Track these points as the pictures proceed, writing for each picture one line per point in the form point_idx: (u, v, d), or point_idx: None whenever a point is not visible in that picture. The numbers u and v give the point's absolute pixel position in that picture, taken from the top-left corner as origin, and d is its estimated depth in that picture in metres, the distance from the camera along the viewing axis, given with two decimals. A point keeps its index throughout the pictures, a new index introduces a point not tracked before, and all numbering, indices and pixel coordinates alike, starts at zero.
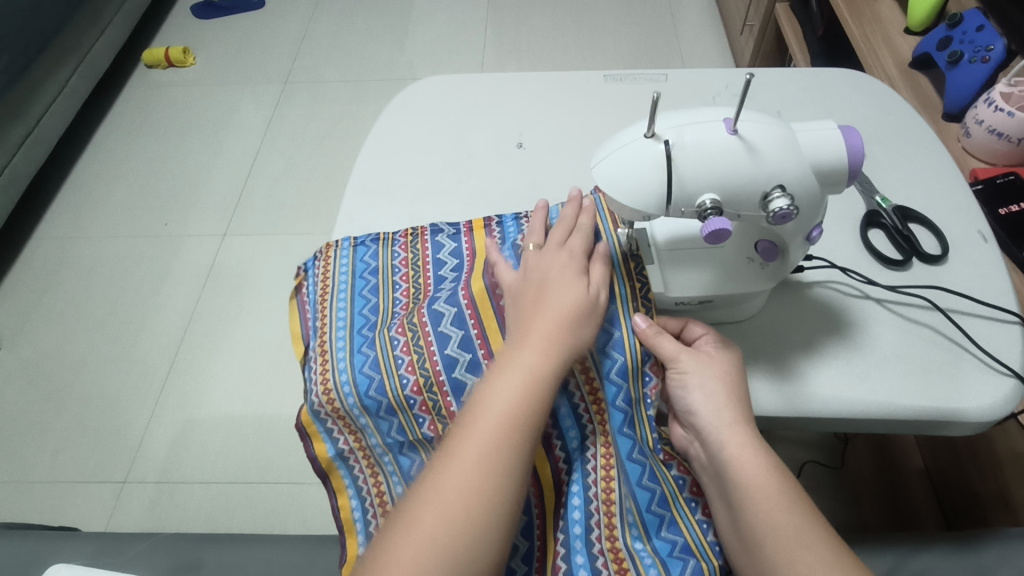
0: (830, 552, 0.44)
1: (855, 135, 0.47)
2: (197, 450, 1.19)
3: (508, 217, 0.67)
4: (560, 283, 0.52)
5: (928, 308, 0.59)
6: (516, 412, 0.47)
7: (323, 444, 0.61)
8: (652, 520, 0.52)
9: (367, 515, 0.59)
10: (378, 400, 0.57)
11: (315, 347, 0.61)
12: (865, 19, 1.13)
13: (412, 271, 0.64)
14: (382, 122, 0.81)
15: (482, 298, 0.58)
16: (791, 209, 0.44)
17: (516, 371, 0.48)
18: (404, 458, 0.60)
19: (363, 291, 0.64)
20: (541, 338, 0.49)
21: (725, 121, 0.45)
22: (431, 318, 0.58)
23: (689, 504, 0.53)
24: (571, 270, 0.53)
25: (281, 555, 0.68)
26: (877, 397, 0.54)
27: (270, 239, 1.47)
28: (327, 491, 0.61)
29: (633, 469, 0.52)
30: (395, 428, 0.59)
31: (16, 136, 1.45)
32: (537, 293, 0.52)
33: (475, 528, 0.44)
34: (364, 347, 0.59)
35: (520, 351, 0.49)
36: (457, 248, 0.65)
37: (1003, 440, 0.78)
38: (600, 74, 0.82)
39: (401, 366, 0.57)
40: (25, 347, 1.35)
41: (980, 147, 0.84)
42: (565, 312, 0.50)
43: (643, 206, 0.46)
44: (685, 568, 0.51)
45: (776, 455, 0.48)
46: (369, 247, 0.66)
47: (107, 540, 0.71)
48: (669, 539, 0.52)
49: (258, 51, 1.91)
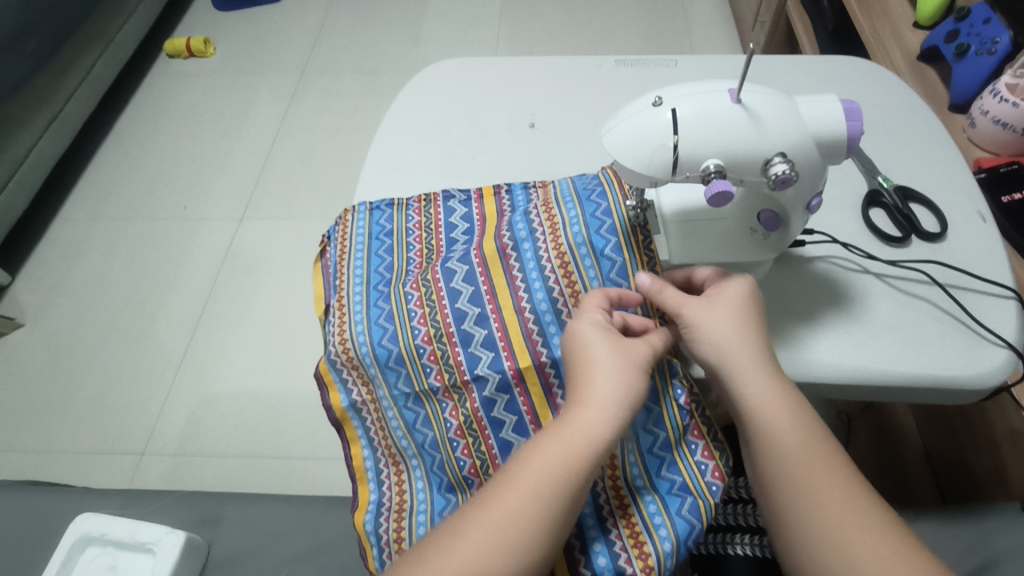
0: (839, 491, 0.46)
1: (854, 108, 0.49)
2: (213, 425, 1.22)
3: (516, 185, 0.70)
4: (615, 359, 0.51)
5: (926, 283, 0.61)
6: (551, 485, 0.48)
7: (338, 395, 0.64)
8: (653, 461, 0.55)
9: (379, 469, 0.63)
10: (390, 349, 0.59)
11: (335, 303, 0.65)
12: (875, 13, 1.15)
13: (425, 234, 0.67)
14: (398, 102, 0.83)
15: (493, 257, 0.60)
16: (790, 173, 0.47)
17: (558, 453, 0.48)
18: (409, 411, 0.61)
19: (378, 251, 0.67)
20: (593, 429, 0.49)
21: (729, 91, 0.48)
22: (444, 275, 0.61)
23: (690, 446, 0.55)
24: (630, 359, 0.51)
25: (296, 513, 0.71)
26: (876, 363, 0.56)
27: (286, 224, 1.50)
28: (341, 438, 0.65)
29: (639, 412, 0.56)
30: (403, 379, 0.60)
31: (41, 120, 1.48)
32: (587, 372, 0.51)
33: None
34: (380, 301, 0.62)
35: (576, 419, 0.49)
36: (468, 212, 0.68)
37: (1000, 418, 0.79)
38: (612, 58, 0.85)
39: (415, 318, 0.60)
40: (50, 322, 1.39)
41: (984, 137, 0.86)
42: (615, 404, 0.50)
43: (650, 170, 0.49)
44: (682, 504, 0.52)
45: (798, 398, 0.50)
46: (385, 211, 0.70)
47: (133, 494, 0.74)
48: (668, 478, 0.54)
49: (276, 43, 1.95)
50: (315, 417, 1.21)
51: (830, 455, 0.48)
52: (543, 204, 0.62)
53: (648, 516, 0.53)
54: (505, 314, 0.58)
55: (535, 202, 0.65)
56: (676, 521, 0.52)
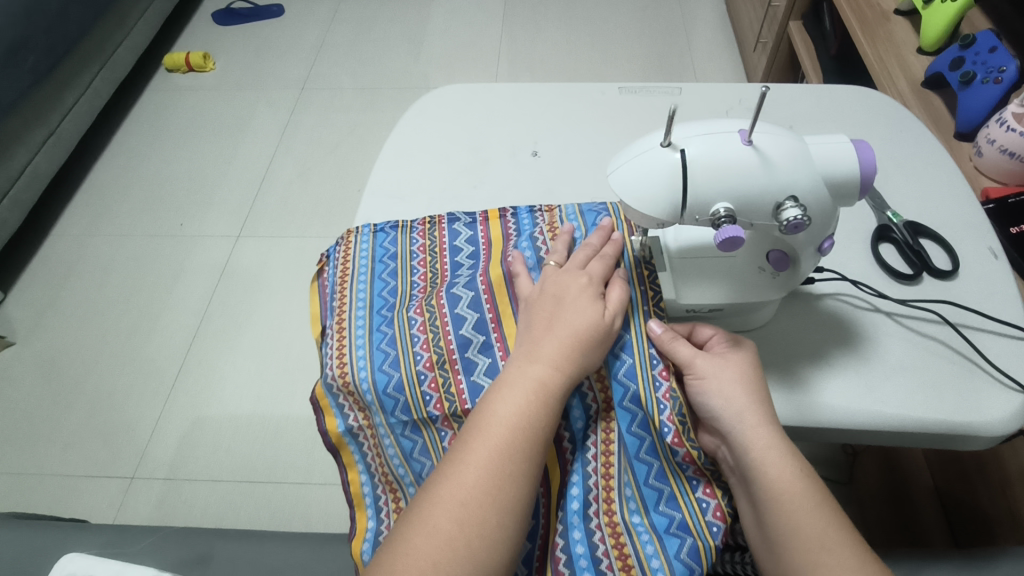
0: (852, 556, 0.44)
1: (867, 149, 0.47)
2: (205, 448, 1.20)
3: (522, 209, 0.69)
4: (574, 307, 0.54)
5: (938, 322, 0.59)
6: (525, 420, 0.48)
7: (334, 419, 0.61)
8: (650, 494, 0.53)
9: (378, 496, 0.61)
10: (390, 374, 0.58)
11: (332, 325, 0.62)
12: (878, 38, 1.14)
13: (429, 257, 0.66)
14: (398, 128, 0.82)
15: (499, 283, 0.61)
16: (803, 219, 0.45)
17: (525, 388, 0.50)
18: (406, 440, 0.59)
19: (382, 275, 0.66)
20: (553, 357, 0.51)
21: (739, 132, 0.47)
22: (448, 300, 0.60)
23: (690, 481, 0.54)
24: (588, 294, 0.55)
25: (288, 553, 0.69)
26: (888, 408, 0.54)
27: (284, 242, 1.49)
28: (337, 463, 0.63)
29: (631, 441, 0.53)
30: (401, 407, 0.57)
31: (37, 136, 1.47)
32: (552, 312, 0.54)
33: (485, 538, 0.45)
34: (383, 326, 0.61)
35: (531, 367, 0.51)
36: (473, 236, 0.67)
37: (1013, 458, 0.81)
38: (615, 85, 0.83)
39: (417, 344, 0.58)
40: (41, 341, 1.36)
41: (992, 166, 0.85)
42: (577, 334, 0.52)
43: (657, 212, 0.48)
44: (681, 547, 0.50)
45: (803, 456, 0.49)
46: (388, 234, 0.69)
47: (119, 532, 0.72)
48: (667, 514, 0.52)
49: (276, 58, 1.94)
50: (311, 442, 1.19)
51: (827, 503, 0.47)
52: (549, 228, 0.65)
53: (644, 557, 0.51)
54: (511, 343, 0.58)
55: (540, 225, 0.66)
56: (674, 564, 0.50)
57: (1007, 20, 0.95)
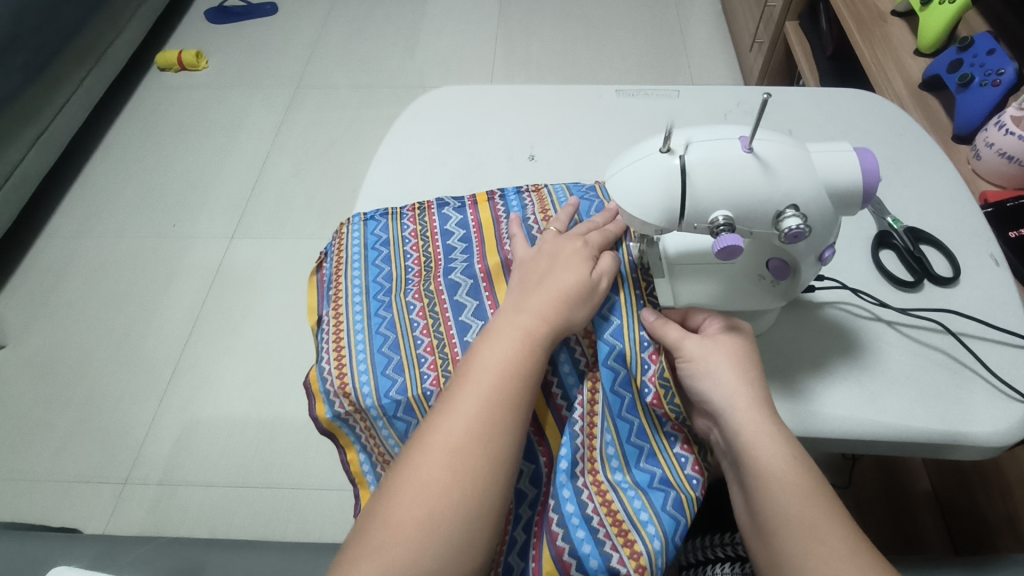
0: (842, 544, 0.43)
1: (870, 157, 0.47)
2: (199, 452, 1.19)
3: (509, 191, 0.69)
4: (566, 264, 0.54)
5: (940, 331, 0.59)
6: (513, 368, 0.48)
7: (323, 405, 0.57)
8: (631, 451, 0.53)
9: (378, 474, 0.61)
10: (390, 357, 0.57)
11: (330, 312, 0.61)
12: (875, 39, 1.13)
13: (421, 242, 0.66)
14: (394, 129, 0.81)
15: (497, 271, 0.61)
16: (803, 228, 0.44)
17: (513, 337, 0.49)
18: (400, 422, 0.56)
19: (376, 261, 0.65)
20: (541, 307, 0.51)
21: (740, 139, 0.46)
22: (448, 287, 0.60)
23: (668, 438, 0.54)
24: (581, 254, 0.55)
25: (284, 562, 0.68)
26: (888, 418, 0.54)
27: (279, 243, 1.48)
28: (333, 444, 0.61)
29: (614, 400, 0.53)
30: (396, 387, 0.55)
31: (28, 135, 1.45)
32: (544, 269, 0.54)
33: (474, 486, 0.44)
34: (381, 310, 0.60)
35: (518, 318, 0.50)
36: (463, 220, 0.67)
37: (1014, 466, 0.82)
38: (613, 88, 0.83)
39: (417, 329, 0.58)
40: (33, 344, 1.35)
41: (990, 169, 0.84)
42: (568, 286, 0.52)
43: (653, 219, 0.47)
44: (666, 499, 0.50)
45: (797, 443, 0.48)
46: (379, 221, 0.68)
47: (111, 541, 0.70)
48: (648, 470, 0.53)
49: (270, 57, 1.93)
50: (307, 445, 1.18)
51: (818, 485, 0.46)
52: (542, 214, 0.65)
53: (633, 512, 0.50)
54: None
55: (531, 210, 0.66)
56: (662, 517, 0.49)
57: (1004, 21, 0.93)
